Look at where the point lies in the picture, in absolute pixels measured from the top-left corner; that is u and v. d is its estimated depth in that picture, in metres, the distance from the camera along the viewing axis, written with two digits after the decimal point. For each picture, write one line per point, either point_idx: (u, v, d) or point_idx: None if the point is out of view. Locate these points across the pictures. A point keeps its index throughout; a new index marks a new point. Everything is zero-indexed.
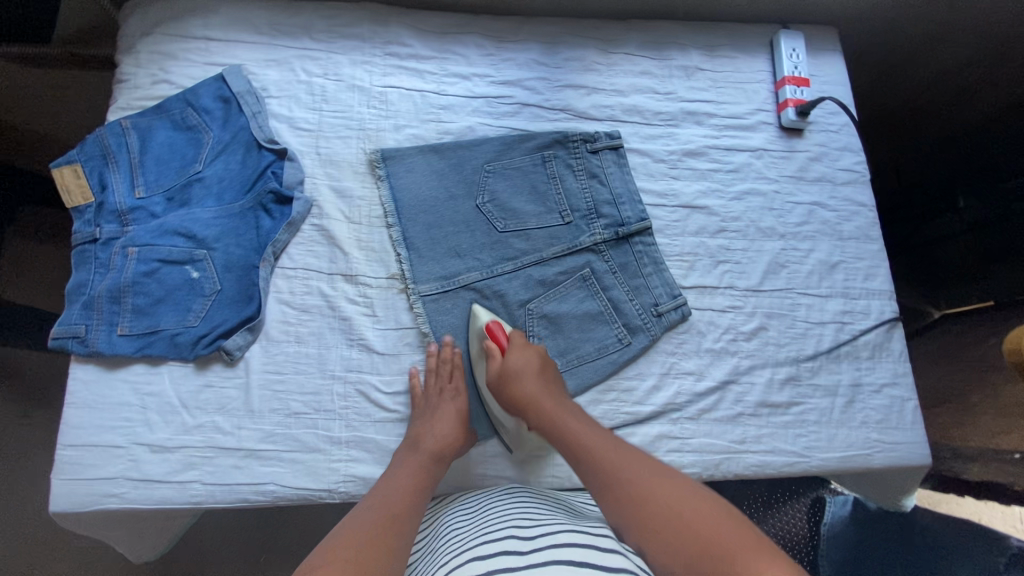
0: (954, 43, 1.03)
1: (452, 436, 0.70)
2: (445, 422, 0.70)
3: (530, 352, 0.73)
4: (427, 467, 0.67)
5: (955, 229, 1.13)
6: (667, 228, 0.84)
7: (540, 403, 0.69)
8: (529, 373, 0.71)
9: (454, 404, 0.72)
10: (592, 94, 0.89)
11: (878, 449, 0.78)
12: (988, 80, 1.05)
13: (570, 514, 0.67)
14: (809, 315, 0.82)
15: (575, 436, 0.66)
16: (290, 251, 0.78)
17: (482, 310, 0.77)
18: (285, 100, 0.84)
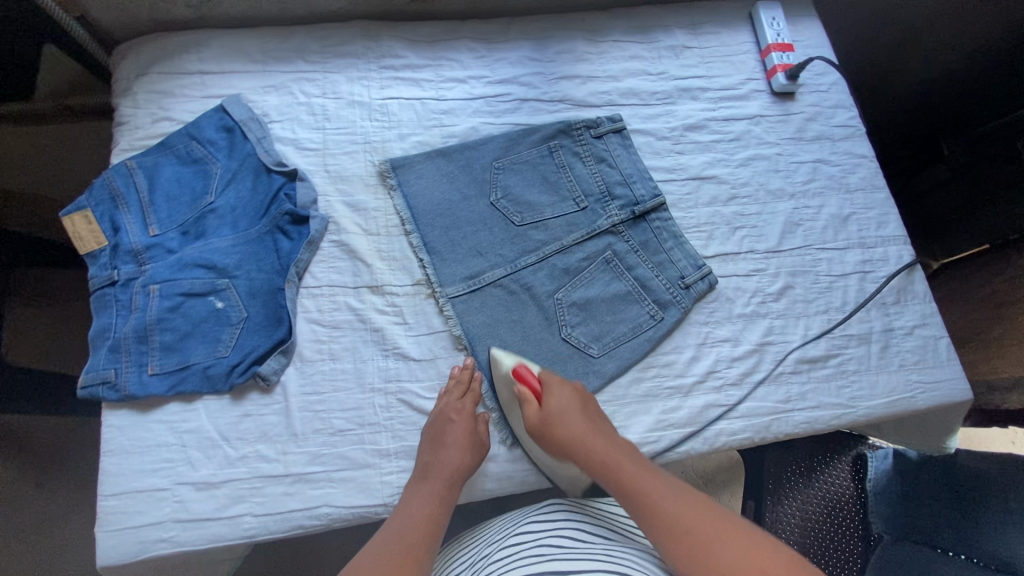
0: None
1: (463, 461, 0.68)
2: (455, 447, 0.68)
3: (566, 392, 0.70)
4: (439, 493, 0.66)
5: (942, 175, 1.20)
6: (681, 202, 0.86)
7: (593, 447, 0.66)
8: (572, 412, 0.68)
9: (465, 425, 0.70)
10: (587, 83, 0.91)
11: (921, 390, 0.78)
12: (951, 30, 1.10)
13: (604, 545, 0.65)
14: (832, 268, 0.83)
15: (635, 482, 0.62)
16: (312, 270, 0.77)
17: (504, 354, 0.74)
18: (287, 123, 0.84)
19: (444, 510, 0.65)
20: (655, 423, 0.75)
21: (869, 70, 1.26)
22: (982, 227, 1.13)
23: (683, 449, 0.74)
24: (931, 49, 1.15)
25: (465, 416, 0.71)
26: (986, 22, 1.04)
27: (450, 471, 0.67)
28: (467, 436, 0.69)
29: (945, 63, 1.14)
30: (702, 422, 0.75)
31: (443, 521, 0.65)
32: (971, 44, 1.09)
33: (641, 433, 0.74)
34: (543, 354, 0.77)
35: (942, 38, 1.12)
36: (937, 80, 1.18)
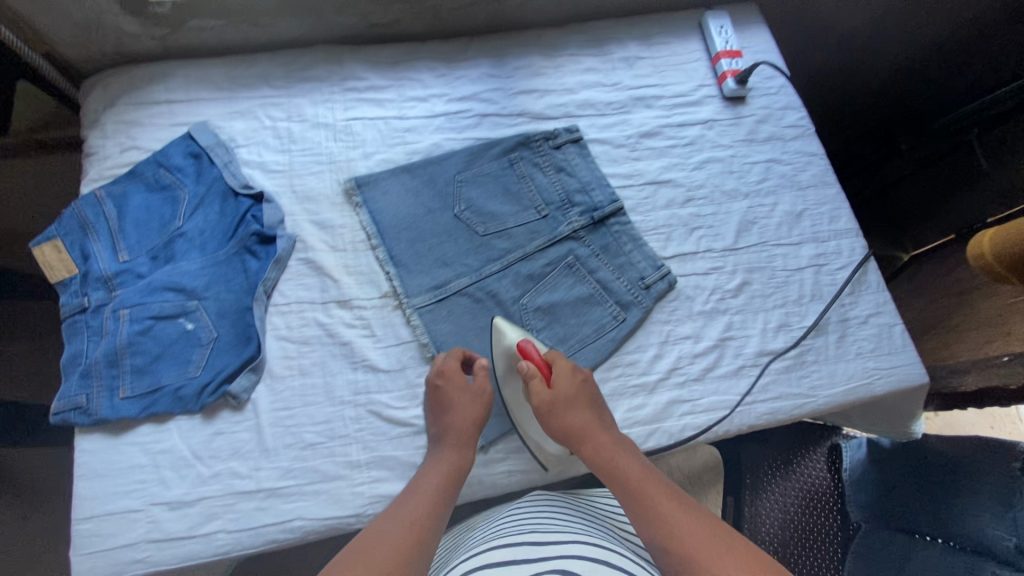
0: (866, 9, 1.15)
1: (472, 422, 0.71)
2: (465, 409, 0.71)
3: (567, 379, 0.72)
4: (446, 461, 0.68)
5: (904, 168, 1.31)
6: (639, 206, 0.88)
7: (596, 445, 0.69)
8: (579, 401, 0.71)
9: (462, 386, 0.72)
10: (545, 96, 0.94)
11: (878, 377, 0.81)
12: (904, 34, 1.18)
13: (584, 526, 0.67)
14: (787, 263, 0.86)
15: (634, 483, 0.65)
16: (280, 288, 0.79)
17: (509, 327, 0.76)
18: (253, 147, 0.87)
19: (453, 478, 0.67)
20: (621, 421, 0.76)
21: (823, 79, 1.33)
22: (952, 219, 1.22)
23: (649, 445, 0.76)
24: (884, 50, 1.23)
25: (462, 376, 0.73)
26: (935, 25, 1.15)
27: (455, 435, 0.69)
28: (468, 396, 0.71)
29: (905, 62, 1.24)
30: (667, 418, 0.77)
31: (452, 490, 0.66)
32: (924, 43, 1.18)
33: None
34: None
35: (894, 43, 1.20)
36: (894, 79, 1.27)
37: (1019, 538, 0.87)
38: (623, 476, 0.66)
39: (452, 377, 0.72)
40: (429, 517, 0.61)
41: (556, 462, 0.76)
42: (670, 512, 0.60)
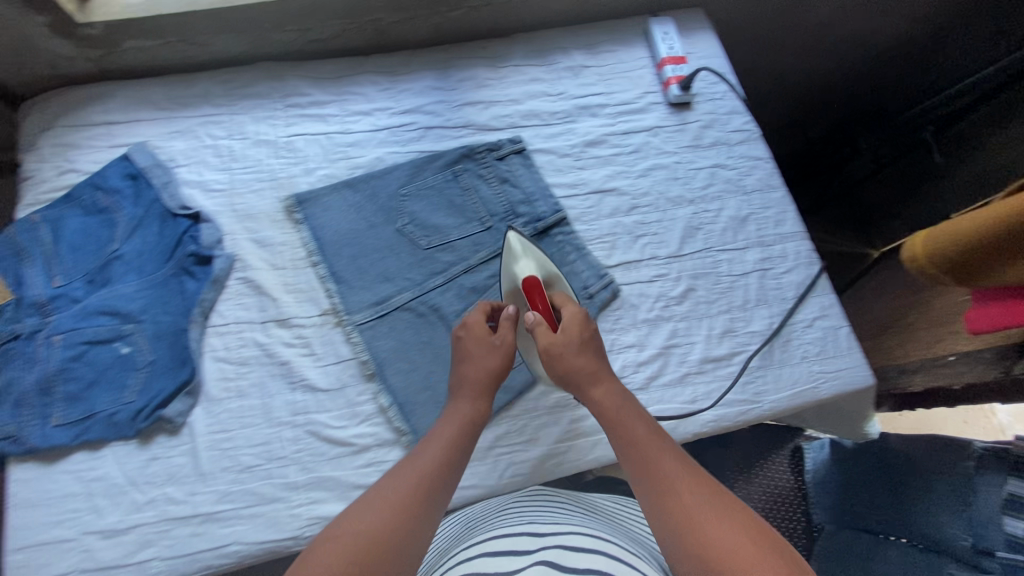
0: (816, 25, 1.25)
1: (490, 369, 0.68)
2: (485, 354, 0.69)
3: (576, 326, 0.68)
4: (457, 412, 0.65)
5: (869, 167, 1.45)
6: (584, 216, 0.88)
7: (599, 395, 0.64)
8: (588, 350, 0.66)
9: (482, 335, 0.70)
10: (489, 108, 0.94)
11: (823, 380, 0.81)
12: (854, 43, 1.31)
13: (578, 519, 0.67)
14: (732, 268, 0.86)
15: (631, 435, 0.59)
16: (219, 308, 0.79)
17: (523, 265, 0.75)
18: (193, 166, 0.86)
19: (467, 431, 0.63)
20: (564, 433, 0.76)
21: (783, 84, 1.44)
22: (913, 218, 1.33)
23: (593, 457, 0.77)
24: (839, 57, 1.35)
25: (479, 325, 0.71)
26: (882, 31, 1.27)
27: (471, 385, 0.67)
28: (485, 346, 0.69)
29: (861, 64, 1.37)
30: None
31: (466, 442, 0.62)
32: (874, 47, 1.32)
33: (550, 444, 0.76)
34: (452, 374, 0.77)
35: (846, 49, 1.33)
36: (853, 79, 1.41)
37: (975, 538, 0.85)
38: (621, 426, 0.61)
39: (473, 331, 0.70)
40: (440, 468, 0.58)
41: (500, 475, 0.75)
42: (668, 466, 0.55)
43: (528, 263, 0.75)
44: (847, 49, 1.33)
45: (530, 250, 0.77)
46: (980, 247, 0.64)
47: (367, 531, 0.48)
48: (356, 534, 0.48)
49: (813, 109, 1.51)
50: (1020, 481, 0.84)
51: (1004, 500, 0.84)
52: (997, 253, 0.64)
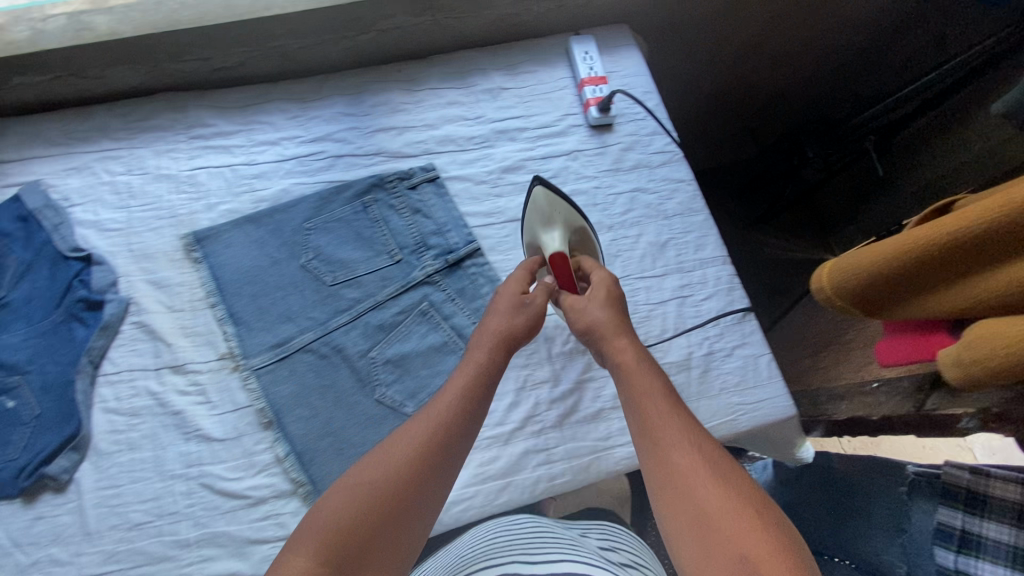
0: (765, 28, 1.20)
1: (512, 322, 0.67)
2: (506, 304, 0.68)
3: (603, 290, 0.67)
4: (474, 360, 0.63)
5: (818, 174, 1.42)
6: (500, 245, 0.86)
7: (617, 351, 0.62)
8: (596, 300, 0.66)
9: (507, 292, 0.69)
10: (403, 133, 0.90)
11: (742, 412, 0.78)
12: (801, 47, 1.27)
13: (572, 546, 0.65)
14: (650, 297, 0.83)
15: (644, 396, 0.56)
16: (110, 356, 0.75)
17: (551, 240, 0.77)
18: (89, 205, 0.83)
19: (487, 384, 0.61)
20: (471, 477, 0.73)
21: (732, 90, 1.38)
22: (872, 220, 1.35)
23: (501, 502, 0.73)
24: (785, 61, 1.31)
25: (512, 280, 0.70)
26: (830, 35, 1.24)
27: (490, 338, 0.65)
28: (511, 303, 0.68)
29: (807, 68, 1.34)
30: (519, 471, 0.74)
31: (484, 394, 0.60)
32: (821, 51, 1.29)
33: (456, 489, 0.73)
34: (354, 418, 0.74)
35: (794, 52, 1.29)
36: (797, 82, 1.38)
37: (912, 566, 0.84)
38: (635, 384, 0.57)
39: (507, 285, 0.70)
40: (454, 421, 0.56)
41: None
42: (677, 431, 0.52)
43: (555, 236, 0.77)
44: (794, 53, 1.29)
45: (557, 212, 0.78)
46: (883, 280, 0.60)
47: (374, 492, 0.49)
48: (366, 491, 0.49)
49: (760, 117, 1.48)
50: (949, 509, 0.80)
51: (936, 529, 0.81)
52: (895, 286, 0.60)
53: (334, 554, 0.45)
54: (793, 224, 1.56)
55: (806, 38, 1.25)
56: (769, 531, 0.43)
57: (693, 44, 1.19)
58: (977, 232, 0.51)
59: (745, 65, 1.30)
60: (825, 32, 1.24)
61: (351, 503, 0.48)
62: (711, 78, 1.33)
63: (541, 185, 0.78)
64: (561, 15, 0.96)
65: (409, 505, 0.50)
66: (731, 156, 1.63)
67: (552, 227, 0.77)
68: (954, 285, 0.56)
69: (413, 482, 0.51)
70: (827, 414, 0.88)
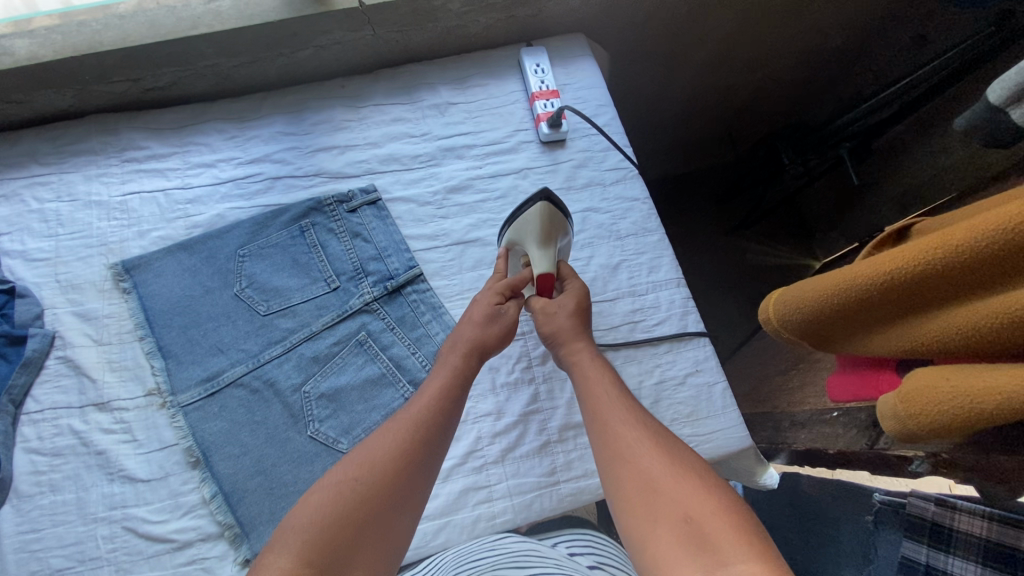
0: (738, 34, 1.13)
1: (489, 334, 0.67)
2: (480, 310, 0.69)
3: (574, 301, 0.70)
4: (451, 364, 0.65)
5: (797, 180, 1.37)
6: (444, 270, 0.82)
7: (574, 359, 0.66)
8: (563, 309, 0.69)
9: (484, 304, 0.69)
10: (345, 153, 0.87)
11: (693, 445, 0.74)
12: (776, 52, 1.21)
13: (558, 564, 0.59)
14: (600, 322, 0.80)
15: (598, 395, 0.60)
16: (34, 393, 0.73)
17: (541, 256, 0.71)
18: (16, 234, 0.80)
19: (463, 382, 0.63)
20: None
21: (706, 96, 1.33)
22: (854, 228, 1.31)
23: (437, 543, 0.69)
24: (760, 66, 1.25)
25: (491, 292, 0.70)
26: (806, 39, 1.18)
27: (464, 348, 0.66)
28: (484, 315, 0.68)
29: (784, 73, 1.28)
30: (458, 510, 0.71)
31: (459, 394, 0.62)
32: (797, 55, 1.22)
33: None
34: (286, 455, 0.71)
35: (769, 57, 1.22)
36: (773, 86, 1.32)
37: None
38: (588, 389, 0.61)
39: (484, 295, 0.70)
40: (432, 419, 0.58)
41: None
42: (631, 420, 0.56)
43: (548, 252, 0.71)
44: (770, 58, 1.22)
45: (552, 230, 0.71)
46: (829, 314, 0.56)
47: (364, 483, 0.51)
48: (355, 483, 0.51)
49: (736, 122, 1.43)
50: (913, 544, 0.76)
51: (900, 562, 0.77)
52: (845, 319, 0.56)
53: (325, 545, 0.46)
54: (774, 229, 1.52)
55: (782, 42, 1.18)
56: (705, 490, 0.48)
57: (659, 50, 1.14)
58: (926, 267, 0.47)
59: (719, 71, 1.24)
60: (800, 37, 1.17)
61: (342, 495, 0.50)
62: (681, 87, 1.29)
63: (544, 200, 0.69)
64: (511, 26, 0.93)
65: (395, 498, 0.51)
66: (710, 161, 1.58)
67: (546, 245, 0.71)
68: (902, 325, 0.52)
69: (398, 475, 0.52)
70: (789, 443, 0.84)
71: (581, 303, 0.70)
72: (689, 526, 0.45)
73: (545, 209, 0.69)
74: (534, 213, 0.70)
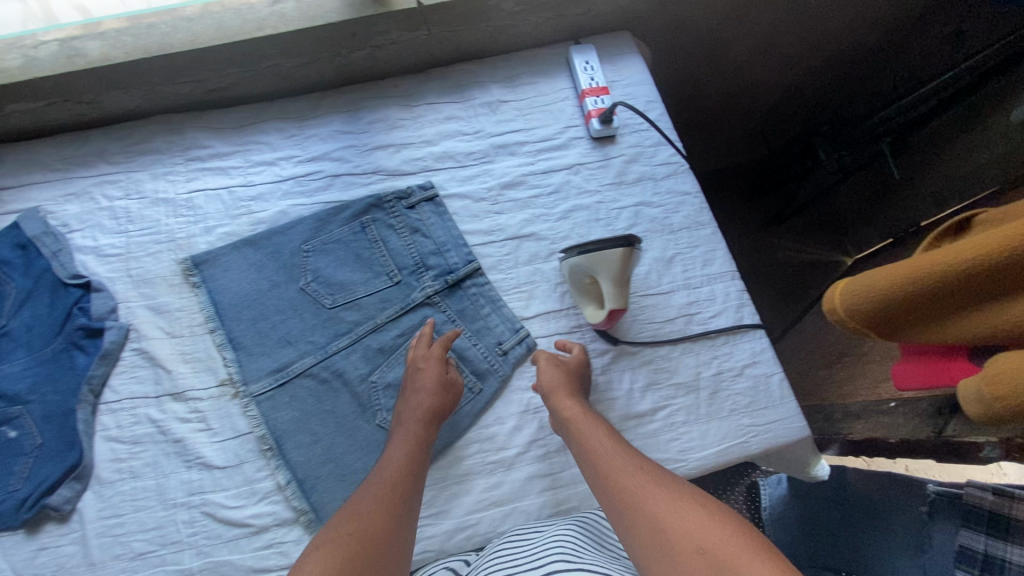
0: (778, 27, 1.14)
1: (434, 401, 0.69)
2: (422, 374, 0.71)
3: (574, 367, 0.74)
4: (410, 431, 0.68)
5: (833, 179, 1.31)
6: (500, 264, 0.84)
7: (566, 414, 0.68)
8: (549, 368, 0.73)
9: (433, 371, 0.71)
10: (401, 150, 0.89)
11: (752, 435, 0.76)
12: (814, 46, 1.22)
13: (576, 549, 0.59)
14: (656, 314, 0.81)
15: (597, 452, 0.63)
16: (112, 384, 0.75)
17: (613, 294, 0.69)
18: (87, 230, 0.82)
19: (421, 449, 0.67)
20: (474, 504, 0.72)
21: (742, 90, 1.33)
22: (888, 221, 1.29)
23: (504, 529, 0.72)
24: (797, 60, 1.26)
25: (432, 360, 0.72)
26: (845, 32, 1.18)
27: (421, 414, 0.69)
28: (430, 382, 0.70)
29: (820, 67, 1.28)
30: (524, 497, 0.73)
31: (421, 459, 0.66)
32: (835, 49, 1.23)
33: (460, 516, 0.72)
34: (356, 443, 0.73)
35: (806, 53, 1.23)
36: (808, 81, 1.33)
37: None
38: (584, 447, 0.64)
39: (428, 363, 0.72)
40: (403, 485, 0.62)
41: None
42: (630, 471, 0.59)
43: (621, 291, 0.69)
44: (809, 52, 1.23)
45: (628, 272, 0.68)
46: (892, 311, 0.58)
47: (355, 536, 0.55)
48: (350, 538, 0.55)
49: (770, 116, 1.43)
50: (970, 532, 0.75)
51: (958, 552, 0.75)
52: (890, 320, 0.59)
53: None
54: (803, 226, 1.48)
55: (821, 36, 1.19)
56: (712, 519, 0.51)
57: (698, 47, 1.15)
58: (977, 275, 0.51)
59: (755, 66, 1.25)
60: (839, 32, 1.18)
61: (341, 549, 0.54)
62: (718, 84, 1.30)
63: (626, 245, 0.66)
64: (560, 25, 0.95)
65: (386, 552, 0.55)
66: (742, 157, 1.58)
67: (619, 286, 0.69)
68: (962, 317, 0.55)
69: (384, 531, 0.57)
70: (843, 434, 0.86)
71: (579, 365, 0.74)
72: (705, 557, 0.47)
73: (624, 256, 0.66)
74: (612, 258, 0.67)
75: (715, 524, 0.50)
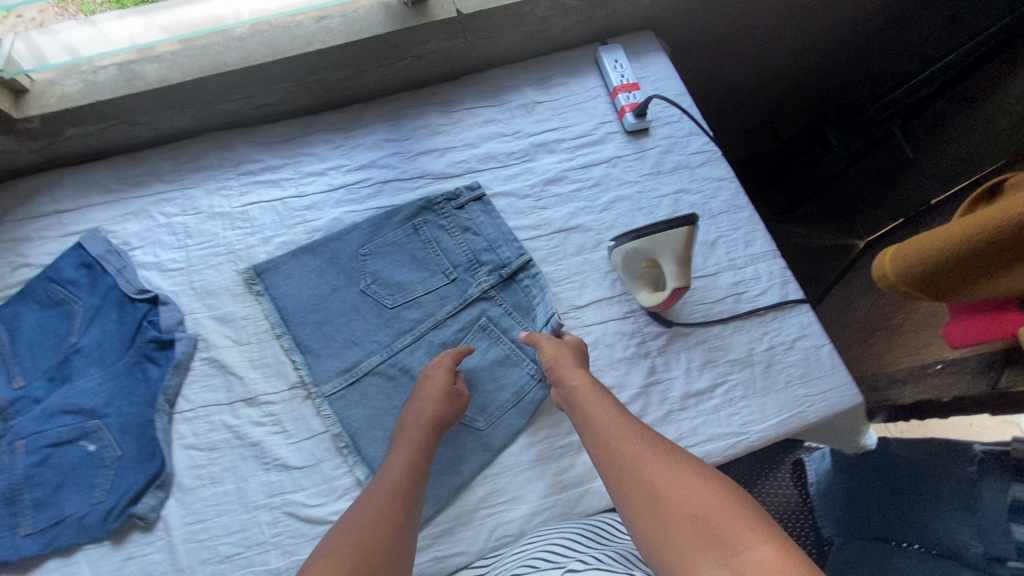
0: (785, 20, 1.19)
1: (439, 410, 0.70)
2: (430, 383, 0.72)
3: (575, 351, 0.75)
4: (416, 436, 0.68)
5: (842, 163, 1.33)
6: (550, 256, 0.87)
7: (575, 383, 0.69)
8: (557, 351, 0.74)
9: (440, 380, 0.72)
10: (445, 154, 0.92)
11: (808, 404, 0.78)
12: (818, 36, 1.27)
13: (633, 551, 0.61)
14: (705, 296, 0.84)
15: (599, 420, 0.64)
16: (185, 393, 0.77)
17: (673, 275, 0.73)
18: (148, 247, 0.84)
19: (422, 461, 0.66)
20: (548, 488, 0.74)
21: (750, 83, 1.38)
22: (899, 202, 1.31)
23: (579, 510, 0.74)
24: (802, 52, 1.31)
25: (442, 369, 0.73)
26: (847, 22, 1.24)
27: (426, 422, 0.69)
28: (434, 391, 0.71)
29: (825, 56, 1.33)
30: (595, 477, 0.75)
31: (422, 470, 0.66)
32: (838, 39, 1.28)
33: (536, 500, 0.74)
34: None
35: (811, 43, 1.29)
36: (814, 71, 1.38)
37: (987, 546, 0.77)
38: (587, 417, 0.66)
39: (438, 373, 0.73)
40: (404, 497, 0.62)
41: (485, 539, 0.71)
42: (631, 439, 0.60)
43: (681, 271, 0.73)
44: (812, 43, 1.28)
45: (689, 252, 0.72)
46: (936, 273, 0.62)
47: (355, 544, 0.55)
48: (351, 546, 0.55)
49: (779, 107, 1.48)
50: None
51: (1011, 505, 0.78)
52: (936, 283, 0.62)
53: None
54: (817, 212, 1.51)
55: (824, 28, 1.24)
56: (706, 486, 0.52)
57: (711, 44, 1.20)
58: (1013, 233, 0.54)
59: (762, 60, 1.30)
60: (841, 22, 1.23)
61: (340, 556, 0.53)
62: (728, 78, 1.35)
63: (688, 225, 0.69)
64: (587, 28, 0.99)
65: (386, 555, 0.55)
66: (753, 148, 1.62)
67: (681, 265, 0.72)
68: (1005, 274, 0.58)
69: (386, 537, 0.56)
70: None
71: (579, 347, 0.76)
72: (697, 523, 0.48)
73: (687, 235, 0.69)
74: (676, 237, 0.70)
75: (709, 490, 0.51)
